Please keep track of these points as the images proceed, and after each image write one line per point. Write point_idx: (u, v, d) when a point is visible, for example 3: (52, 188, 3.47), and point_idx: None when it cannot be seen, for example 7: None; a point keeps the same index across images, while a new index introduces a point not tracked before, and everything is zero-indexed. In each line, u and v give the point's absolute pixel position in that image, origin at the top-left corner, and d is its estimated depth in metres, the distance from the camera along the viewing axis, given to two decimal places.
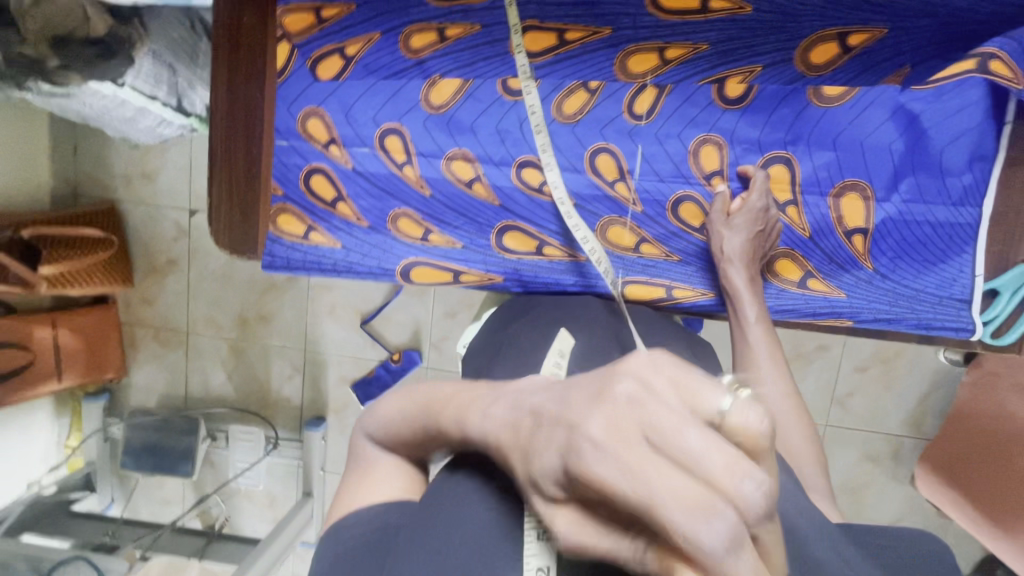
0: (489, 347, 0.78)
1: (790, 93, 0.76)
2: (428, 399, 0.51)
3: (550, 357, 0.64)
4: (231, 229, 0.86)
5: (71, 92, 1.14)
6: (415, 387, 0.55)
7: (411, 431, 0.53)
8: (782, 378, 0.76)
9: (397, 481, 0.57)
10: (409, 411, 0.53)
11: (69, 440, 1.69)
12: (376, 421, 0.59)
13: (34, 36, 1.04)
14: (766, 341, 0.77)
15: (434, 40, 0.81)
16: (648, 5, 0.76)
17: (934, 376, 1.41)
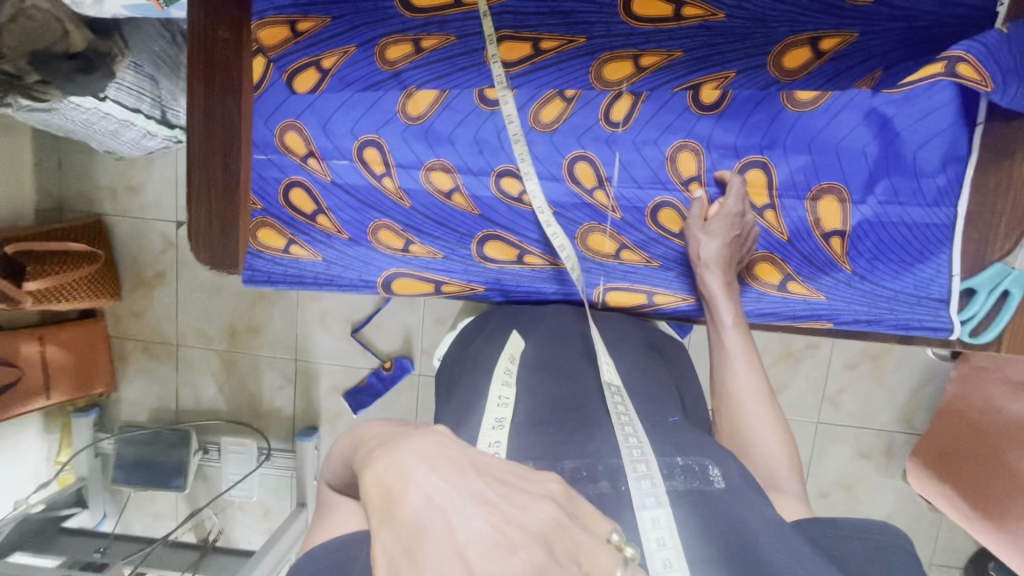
0: (456, 373, 0.81)
1: (764, 99, 0.77)
2: (359, 437, 0.51)
3: (501, 363, 0.73)
4: (211, 246, 0.85)
5: (53, 107, 1.16)
6: (357, 425, 0.55)
7: (348, 466, 0.53)
8: (758, 384, 0.75)
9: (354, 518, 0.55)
10: (348, 449, 0.53)
11: (59, 455, 1.70)
12: (331, 463, 0.59)
13: (13, 53, 1.01)
14: (742, 346, 0.77)
15: (409, 51, 0.81)
16: (621, 12, 0.77)
17: (923, 371, 1.42)
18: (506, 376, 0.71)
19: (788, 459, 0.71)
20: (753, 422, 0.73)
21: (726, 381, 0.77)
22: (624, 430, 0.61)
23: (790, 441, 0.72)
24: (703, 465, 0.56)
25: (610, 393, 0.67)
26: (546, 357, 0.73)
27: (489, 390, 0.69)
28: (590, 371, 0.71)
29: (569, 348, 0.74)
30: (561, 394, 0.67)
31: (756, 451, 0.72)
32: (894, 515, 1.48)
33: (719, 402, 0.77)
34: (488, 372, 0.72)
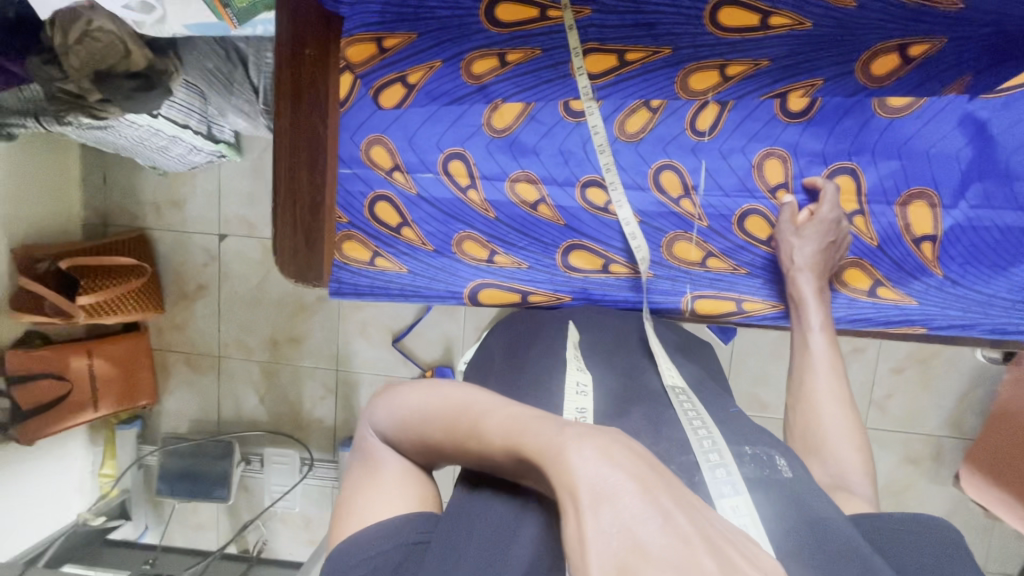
0: (490, 352, 0.81)
1: (853, 106, 0.77)
2: (462, 406, 0.54)
3: (569, 350, 0.74)
4: (295, 257, 0.84)
5: (108, 125, 1.13)
6: (438, 382, 0.58)
7: (433, 428, 0.55)
8: (839, 389, 0.78)
9: (409, 488, 0.58)
10: (438, 407, 0.55)
11: (103, 468, 1.69)
12: (388, 417, 0.60)
13: (76, 71, 1.02)
14: (827, 351, 0.78)
15: (494, 65, 0.82)
16: (706, 22, 0.76)
17: (974, 374, 1.40)
18: (576, 361, 0.72)
19: (862, 464, 0.74)
20: (831, 425, 0.76)
21: (805, 384, 0.79)
22: (696, 430, 0.59)
23: (864, 447, 0.76)
24: (770, 456, 0.56)
25: (675, 394, 0.67)
26: (609, 353, 0.75)
27: (563, 372, 0.70)
28: (652, 370, 0.73)
29: (630, 347, 0.77)
30: (624, 387, 0.69)
31: (835, 454, 0.75)
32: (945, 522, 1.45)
33: (796, 403, 0.79)
34: (557, 359, 0.72)
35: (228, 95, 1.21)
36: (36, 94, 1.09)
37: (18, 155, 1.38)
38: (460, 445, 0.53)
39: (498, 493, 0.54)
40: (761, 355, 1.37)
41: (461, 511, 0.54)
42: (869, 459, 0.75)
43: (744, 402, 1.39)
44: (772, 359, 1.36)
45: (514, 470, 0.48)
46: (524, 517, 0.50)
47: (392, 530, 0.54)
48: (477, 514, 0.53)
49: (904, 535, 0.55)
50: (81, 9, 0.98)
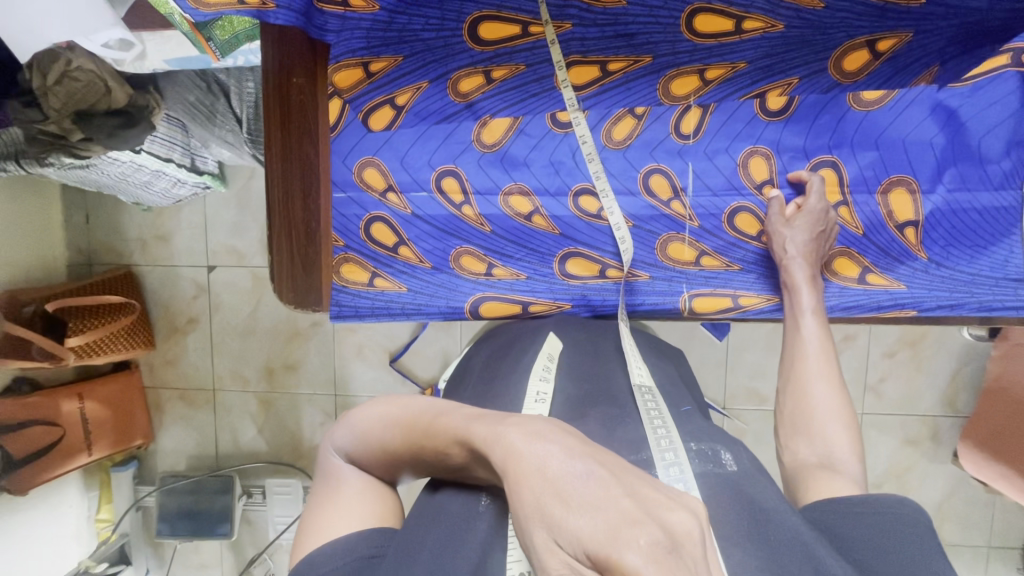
0: (470, 369, 0.83)
1: (830, 102, 0.80)
2: (418, 412, 0.56)
3: (538, 360, 0.75)
4: (293, 282, 0.84)
5: (90, 163, 1.14)
6: (398, 396, 0.59)
7: (391, 437, 0.56)
8: (827, 369, 0.77)
9: (369, 503, 0.58)
10: (396, 416, 0.57)
11: (99, 513, 1.63)
12: (352, 435, 0.60)
13: (57, 112, 0.99)
14: (818, 333, 0.78)
15: (481, 82, 0.84)
16: (683, 31, 0.78)
17: (961, 353, 1.44)
18: (544, 371, 0.73)
19: (851, 442, 0.72)
20: (820, 403, 0.75)
21: (795, 363, 0.78)
22: (653, 424, 0.62)
23: (853, 425, 0.73)
24: (715, 451, 0.58)
25: (641, 394, 0.69)
26: (577, 361, 0.76)
27: (525, 382, 0.71)
28: (621, 371, 0.75)
29: (607, 357, 0.77)
30: (587, 390, 0.71)
31: (824, 431, 0.73)
32: (948, 500, 1.47)
33: (785, 383, 0.79)
34: (524, 368, 0.73)
35: (210, 126, 1.20)
36: (15, 134, 1.07)
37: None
38: (415, 449, 0.54)
39: (456, 492, 0.54)
40: (757, 348, 1.39)
41: (421, 514, 0.55)
42: (859, 438, 0.73)
43: (743, 396, 1.40)
44: (767, 351, 1.39)
45: (463, 459, 0.50)
46: (475, 508, 0.52)
47: (352, 543, 0.53)
48: (434, 517, 0.53)
49: (862, 521, 0.55)
50: (59, 50, 0.94)
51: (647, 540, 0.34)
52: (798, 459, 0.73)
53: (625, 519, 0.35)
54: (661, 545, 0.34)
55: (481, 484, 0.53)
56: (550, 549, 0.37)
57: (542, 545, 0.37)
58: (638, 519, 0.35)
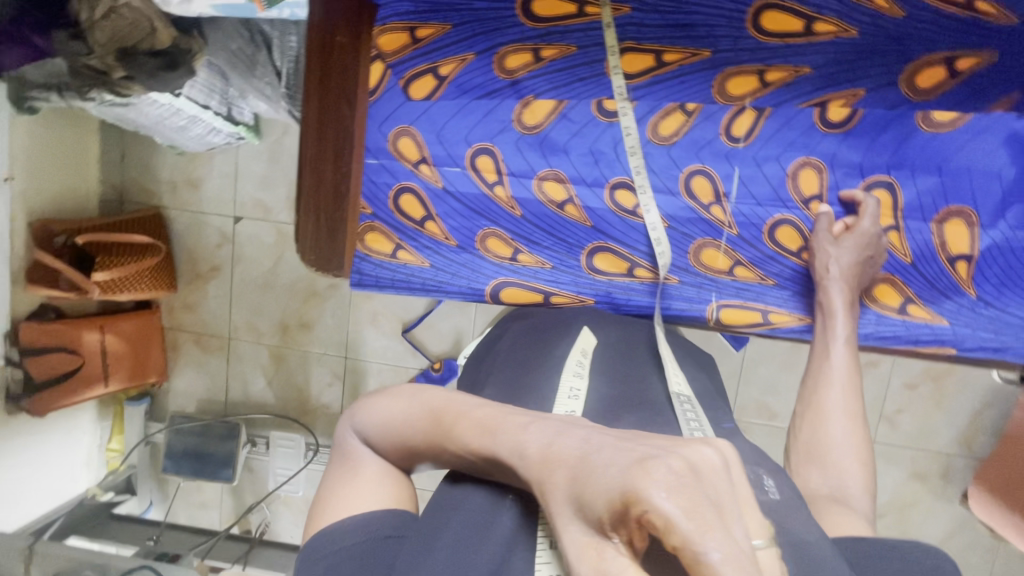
0: (491, 353, 0.79)
1: (894, 119, 0.75)
2: (441, 409, 0.53)
3: (571, 356, 0.71)
4: (318, 246, 0.82)
5: (130, 102, 1.16)
6: (420, 389, 0.57)
7: (412, 434, 0.55)
8: (852, 400, 0.74)
9: (385, 487, 0.57)
10: (416, 412, 0.55)
11: (110, 442, 1.69)
12: (371, 421, 0.58)
13: (101, 48, 0.98)
14: (847, 361, 0.74)
15: (529, 60, 0.80)
16: (749, 27, 0.75)
17: (986, 395, 1.38)
18: (577, 368, 0.69)
19: (865, 478, 0.70)
20: (839, 434, 0.72)
21: (818, 389, 0.75)
22: (689, 426, 0.62)
23: (870, 460, 0.72)
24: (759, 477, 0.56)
25: (680, 402, 0.67)
26: (610, 361, 0.72)
27: (558, 378, 0.67)
28: (659, 378, 0.71)
29: (640, 354, 0.75)
30: (619, 393, 0.67)
31: (838, 464, 0.71)
32: (949, 539, 1.44)
33: (804, 408, 0.76)
34: (557, 363, 0.70)
35: (251, 77, 1.19)
36: (60, 67, 1.10)
37: (36, 127, 1.37)
38: (437, 447, 0.52)
39: (475, 488, 0.52)
40: (773, 364, 1.35)
41: (439, 506, 0.53)
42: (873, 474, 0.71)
43: (753, 410, 1.38)
44: (783, 369, 1.35)
45: (484, 464, 0.48)
46: (499, 508, 0.49)
47: (366, 525, 0.53)
48: (453, 508, 0.51)
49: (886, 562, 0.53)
50: None
51: (664, 467, 0.36)
52: (809, 489, 0.71)
53: (635, 462, 0.37)
54: (680, 474, 0.35)
55: (506, 485, 0.50)
56: (574, 527, 0.38)
57: (576, 538, 0.38)
58: (648, 458, 0.37)
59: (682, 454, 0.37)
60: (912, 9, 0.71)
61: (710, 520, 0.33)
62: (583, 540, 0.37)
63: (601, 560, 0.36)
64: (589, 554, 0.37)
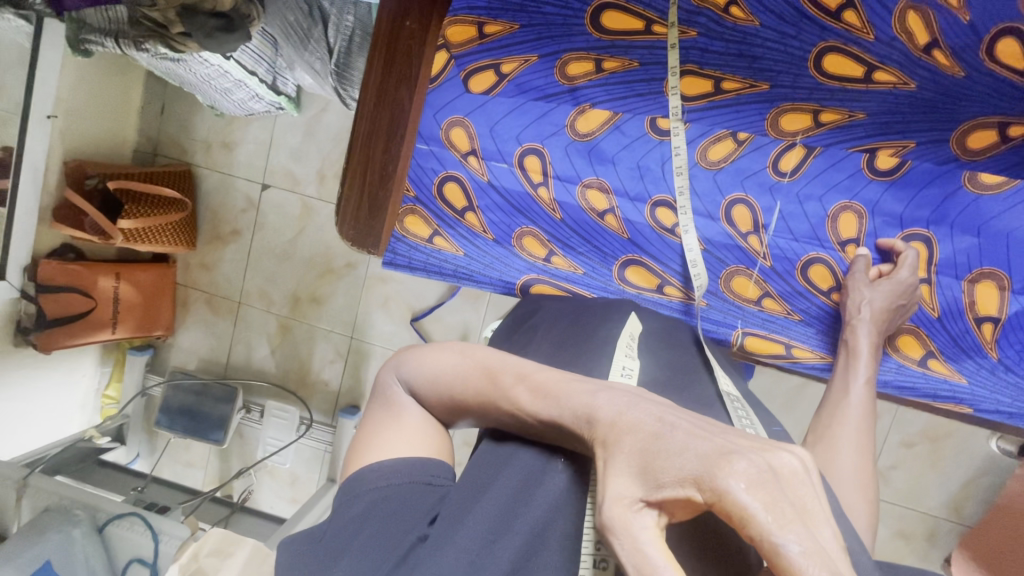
0: (524, 331, 0.79)
1: (942, 175, 0.77)
2: (490, 367, 0.58)
3: (623, 336, 0.70)
4: (357, 220, 0.83)
5: (181, 58, 1.16)
6: (473, 347, 0.61)
7: (462, 388, 0.58)
8: (863, 440, 0.73)
9: (429, 436, 0.60)
10: (465, 368, 0.59)
11: (108, 389, 1.71)
12: (420, 371, 0.62)
13: (165, 3, 0.96)
14: (865, 402, 0.75)
15: (590, 69, 0.82)
16: (810, 67, 0.75)
17: (982, 463, 1.37)
18: (628, 348, 0.69)
19: (867, 515, 0.65)
20: (847, 468, 0.70)
21: (833, 423, 0.74)
22: (740, 420, 0.61)
23: (874, 501, 0.68)
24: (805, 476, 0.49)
25: (730, 401, 0.66)
26: (655, 348, 0.73)
27: (609, 357, 0.67)
28: (708, 380, 0.70)
29: (686, 350, 0.76)
30: (669, 377, 0.67)
31: (841, 493, 0.67)
32: None
33: (815, 438, 0.75)
34: (607, 342, 0.69)
35: (301, 49, 1.20)
36: (119, 14, 1.09)
37: (86, 71, 1.39)
38: (489, 404, 0.56)
39: (524, 446, 0.55)
40: (773, 403, 1.34)
41: (485, 461, 0.56)
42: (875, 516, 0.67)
43: None
44: (782, 410, 1.34)
45: (544, 428, 0.52)
46: (550, 469, 0.52)
47: (411, 468, 0.57)
48: (501, 464, 0.54)
49: None
50: None
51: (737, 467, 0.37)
52: None
53: (717, 454, 0.39)
54: (760, 469, 0.37)
55: (559, 447, 0.53)
56: (625, 482, 0.41)
57: (620, 487, 0.41)
58: (729, 453, 0.39)
59: (763, 455, 0.38)
60: (975, 71, 0.70)
61: (789, 515, 0.35)
62: (626, 492, 0.41)
63: (629, 510, 0.40)
64: (620, 504, 0.40)
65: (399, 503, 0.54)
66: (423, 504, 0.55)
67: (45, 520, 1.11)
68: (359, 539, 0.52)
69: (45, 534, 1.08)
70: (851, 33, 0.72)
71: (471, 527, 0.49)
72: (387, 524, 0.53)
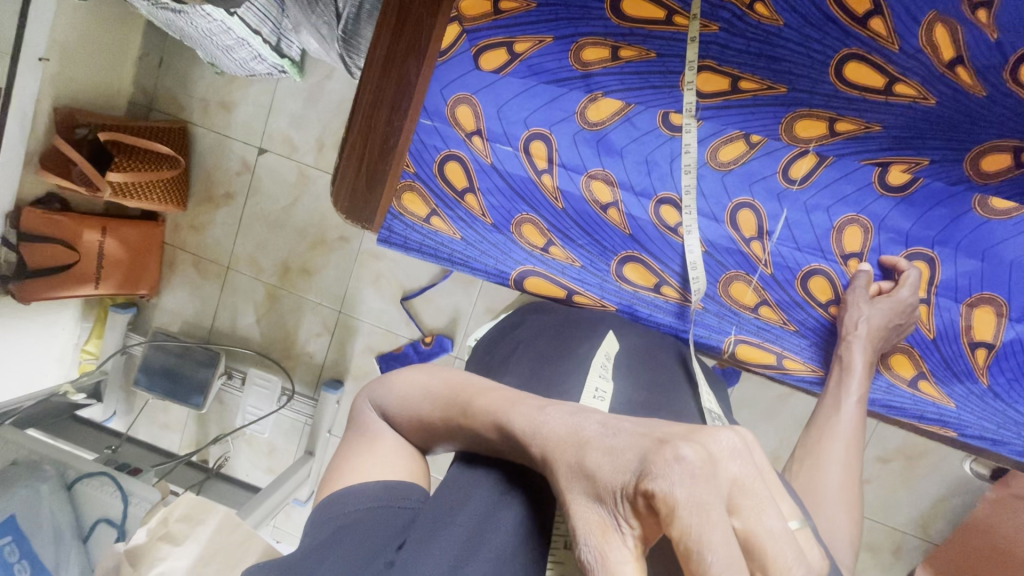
0: (511, 339, 0.78)
1: (951, 196, 0.76)
2: (459, 387, 0.58)
3: (597, 357, 0.68)
4: (353, 193, 0.79)
5: (182, 9, 1.11)
6: (443, 369, 0.62)
7: (429, 411, 0.58)
8: (851, 458, 0.72)
9: (401, 460, 0.59)
10: (436, 388, 0.59)
11: (88, 344, 1.67)
12: (390, 393, 0.62)
13: None
14: (855, 419, 0.74)
15: (605, 57, 0.79)
16: (831, 74, 0.73)
17: (953, 484, 1.38)
18: (602, 369, 0.66)
19: (850, 539, 0.65)
20: (833, 487, 0.69)
21: (822, 439, 0.74)
22: None
23: (857, 524, 0.68)
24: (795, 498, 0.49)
25: (711, 418, 0.66)
26: (635, 366, 0.70)
27: (584, 376, 0.65)
28: (691, 398, 0.70)
29: (670, 367, 0.74)
30: (648, 398, 0.66)
31: (825, 512, 0.67)
32: None
33: (803, 455, 0.74)
34: (582, 363, 0.67)
35: (309, 12, 1.16)
36: None
37: (83, 15, 1.33)
38: (453, 423, 0.56)
39: (487, 474, 0.55)
40: (757, 410, 1.34)
41: (451, 486, 0.56)
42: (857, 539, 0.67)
43: None
44: (765, 418, 1.34)
45: (505, 448, 0.51)
46: (504, 504, 0.51)
47: (382, 491, 0.55)
48: (466, 489, 0.54)
49: None
50: None
51: (678, 456, 0.36)
52: None
53: (657, 446, 0.37)
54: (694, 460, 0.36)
55: (514, 484, 0.52)
56: (586, 505, 0.40)
57: (590, 517, 0.39)
58: (667, 443, 0.37)
59: (699, 443, 0.37)
60: (998, 91, 0.68)
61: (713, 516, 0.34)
62: (594, 518, 0.39)
63: (608, 541, 0.38)
64: (597, 533, 0.38)
65: (362, 531, 0.52)
66: (392, 528, 0.52)
67: (14, 474, 1.09)
68: (325, 562, 0.49)
69: (12, 488, 1.07)
70: (876, 41, 0.70)
71: (438, 552, 0.48)
72: (352, 550, 0.50)
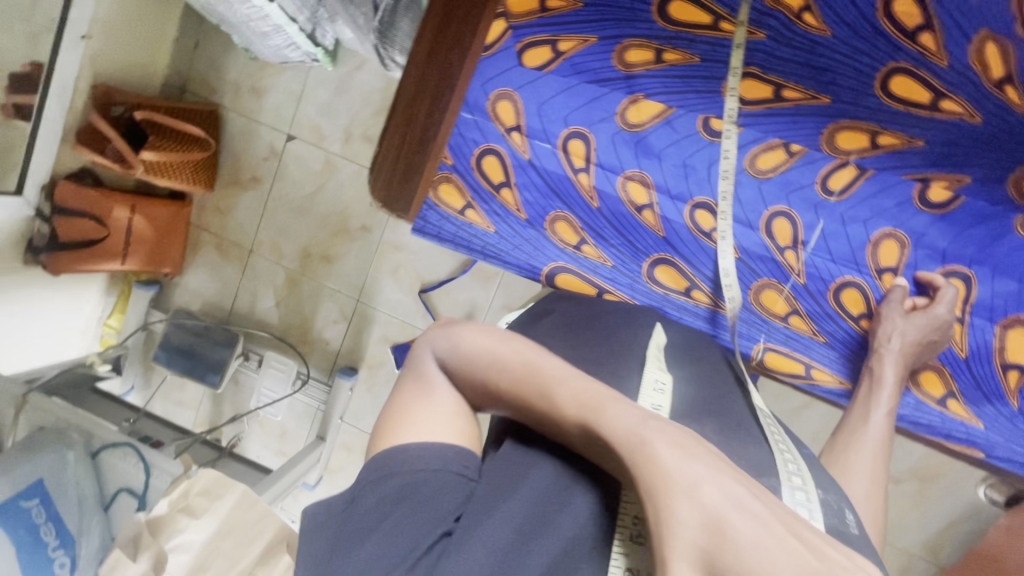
0: (541, 326, 0.78)
1: (992, 216, 0.75)
2: (534, 362, 0.56)
3: (652, 348, 0.70)
4: (390, 182, 0.81)
5: None
6: (509, 334, 0.60)
7: (497, 380, 0.57)
8: (878, 468, 0.72)
9: (461, 423, 0.59)
10: (511, 356, 0.57)
11: (110, 318, 1.69)
12: (455, 347, 0.61)
13: None
14: (883, 430, 0.74)
15: (649, 58, 0.78)
16: (876, 86, 0.70)
17: (966, 508, 1.36)
18: (659, 361, 0.68)
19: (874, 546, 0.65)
20: (858, 495, 0.69)
21: (849, 448, 0.74)
22: (778, 448, 0.57)
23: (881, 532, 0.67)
24: (840, 508, 0.49)
25: (767, 420, 0.63)
26: (683, 360, 0.72)
27: (643, 367, 0.66)
28: (741, 398, 0.68)
29: (719, 366, 0.74)
30: (702, 395, 0.66)
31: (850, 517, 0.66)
32: None
33: (829, 462, 0.74)
34: (637, 352, 0.68)
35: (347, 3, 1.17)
36: None
37: None
38: (522, 399, 0.55)
39: (548, 458, 0.56)
40: None
41: (508, 464, 0.57)
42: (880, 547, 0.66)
43: None
44: None
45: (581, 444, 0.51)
46: (572, 491, 0.52)
47: (445, 453, 0.56)
48: (526, 471, 0.55)
49: None
50: None
51: None
52: None
53: None
54: None
55: (583, 472, 0.53)
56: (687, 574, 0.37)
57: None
58: None
59: None
60: None
61: None
62: None
63: None
64: None
65: (427, 493, 0.53)
66: (455, 497, 0.54)
67: (41, 439, 1.12)
68: (389, 522, 0.51)
69: (40, 452, 1.10)
70: (925, 57, 0.66)
71: (499, 530, 0.50)
72: (418, 512, 0.52)
